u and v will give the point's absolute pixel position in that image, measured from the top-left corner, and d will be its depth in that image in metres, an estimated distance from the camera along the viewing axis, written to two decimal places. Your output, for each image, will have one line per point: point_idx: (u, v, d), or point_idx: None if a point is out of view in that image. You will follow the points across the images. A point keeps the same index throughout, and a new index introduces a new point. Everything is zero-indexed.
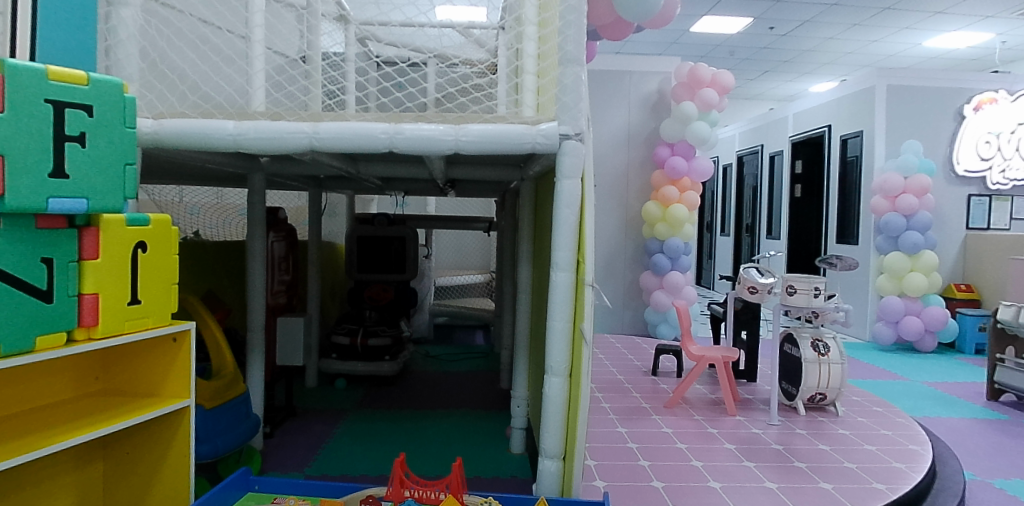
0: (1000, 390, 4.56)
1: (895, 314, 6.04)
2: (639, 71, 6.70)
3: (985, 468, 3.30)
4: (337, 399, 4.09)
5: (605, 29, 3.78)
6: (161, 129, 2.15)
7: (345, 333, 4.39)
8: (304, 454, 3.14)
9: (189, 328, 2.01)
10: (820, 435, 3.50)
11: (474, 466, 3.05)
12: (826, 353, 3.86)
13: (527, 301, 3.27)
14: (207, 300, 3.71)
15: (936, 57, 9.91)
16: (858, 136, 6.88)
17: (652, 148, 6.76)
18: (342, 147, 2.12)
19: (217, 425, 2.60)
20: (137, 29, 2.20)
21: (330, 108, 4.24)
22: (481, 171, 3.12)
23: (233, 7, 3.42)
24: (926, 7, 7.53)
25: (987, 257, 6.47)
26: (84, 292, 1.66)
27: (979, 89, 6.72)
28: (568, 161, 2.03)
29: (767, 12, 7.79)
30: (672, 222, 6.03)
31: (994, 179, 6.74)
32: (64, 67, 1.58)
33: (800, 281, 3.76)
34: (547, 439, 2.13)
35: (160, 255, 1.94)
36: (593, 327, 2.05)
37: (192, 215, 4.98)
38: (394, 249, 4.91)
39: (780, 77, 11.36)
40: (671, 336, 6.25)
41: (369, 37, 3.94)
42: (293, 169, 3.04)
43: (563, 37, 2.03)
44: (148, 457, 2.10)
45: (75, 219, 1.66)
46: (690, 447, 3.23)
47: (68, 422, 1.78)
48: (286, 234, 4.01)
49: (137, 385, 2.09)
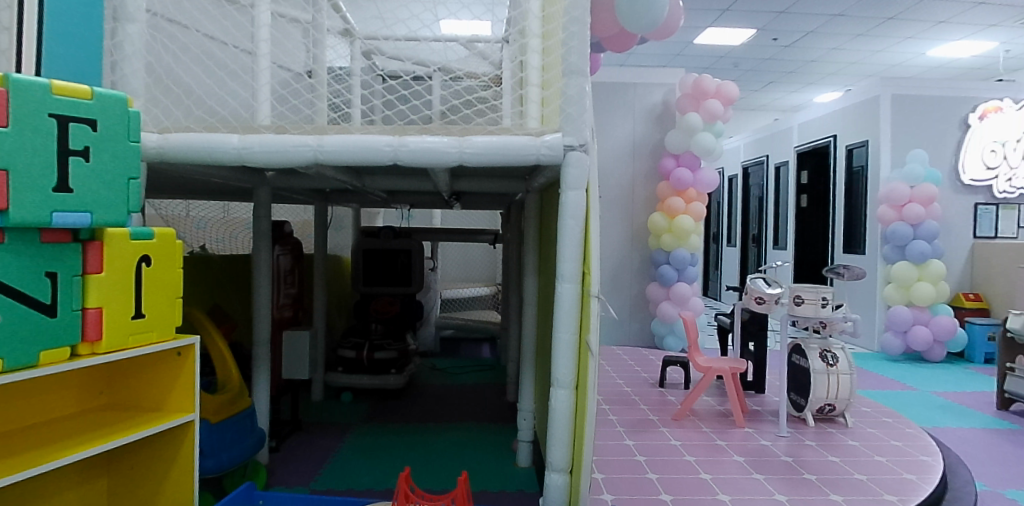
0: (1011, 399, 4.48)
1: (903, 324, 5.98)
2: (643, 82, 6.71)
3: (998, 478, 3.23)
4: (343, 413, 4.06)
5: (609, 41, 3.80)
6: (166, 144, 2.15)
7: (351, 347, 4.36)
8: (307, 468, 3.11)
9: (194, 342, 2.00)
10: (830, 446, 3.45)
11: (479, 479, 3.02)
12: (834, 364, 3.81)
13: (533, 312, 3.25)
14: (213, 314, 3.71)
15: (940, 66, 9.88)
16: (863, 146, 6.86)
17: (657, 160, 6.75)
18: (345, 159, 2.12)
19: (222, 440, 2.58)
20: (143, 44, 2.22)
21: (335, 121, 4.26)
22: (486, 183, 3.12)
23: (237, 23, 3.45)
24: (930, 17, 7.53)
25: (996, 266, 6.40)
26: (89, 306, 1.66)
27: (984, 98, 6.69)
28: (572, 172, 2.03)
29: (770, 23, 7.82)
30: (678, 233, 5.98)
31: (1001, 187, 6.71)
32: (68, 82, 1.60)
33: (807, 291, 3.71)
34: (553, 451, 2.11)
35: (164, 269, 1.93)
36: (599, 339, 2.01)
37: (199, 229, 5.04)
38: (400, 262, 4.91)
39: (784, 88, 11.38)
40: (677, 348, 6.21)
41: (373, 51, 3.98)
42: (298, 183, 3.06)
43: (567, 48, 2.05)
44: (152, 472, 2.08)
45: (79, 233, 1.66)
46: (698, 460, 3.18)
47: (72, 437, 1.77)
48: (292, 247, 4.03)
49: (141, 400, 2.08)
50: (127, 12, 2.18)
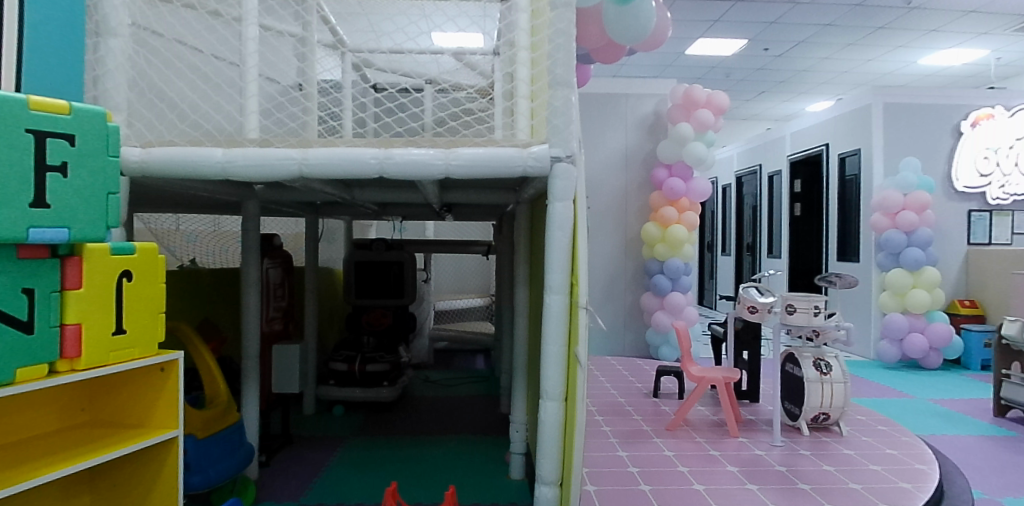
0: (1007, 406, 4.49)
1: (899, 332, 5.98)
2: (635, 93, 6.75)
3: (995, 486, 3.22)
4: (334, 427, 4.03)
5: (597, 52, 3.78)
6: (149, 158, 2.15)
7: (343, 360, 4.33)
8: (297, 483, 3.08)
9: (177, 357, 1.99)
10: (825, 456, 3.43)
11: (469, 493, 2.99)
12: (829, 372, 3.80)
13: (525, 323, 3.24)
14: (203, 328, 3.69)
15: (933, 73, 9.95)
16: (856, 154, 6.91)
17: (650, 170, 6.78)
18: (332, 173, 2.13)
19: (210, 455, 2.55)
20: (125, 59, 2.22)
21: (327, 134, 4.28)
22: (477, 194, 3.12)
23: (224, 36, 3.45)
24: (920, 26, 7.61)
25: (991, 273, 6.43)
26: (67, 322, 1.64)
27: (976, 105, 6.73)
28: (559, 184, 2.04)
29: (761, 33, 7.90)
30: (672, 243, 6.00)
31: (994, 194, 6.70)
32: (47, 97, 1.59)
33: (800, 300, 3.72)
34: (543, 464, 2.10)
35: (147, 284, 1.92)
36: (588, 351, 2.01)
37: (189, 243, 5.02)
38: (393, 274, 4.91)
39: (777, 98, 11.47)
40: (672, 358, 6.21)
41: (362, 64, 4.02)
42: (288, 196, 3.05)
43: (553, 60, 2.06)
44: (137, 489, 2.06)
45: (58, 249, 1.65)
46: (692, 470, 3.17)
47: (51, 455, 1.75)
48: (282, 260, 4.00)
49: (123, 416, 2.05)
50: (110, 26, 2.19)
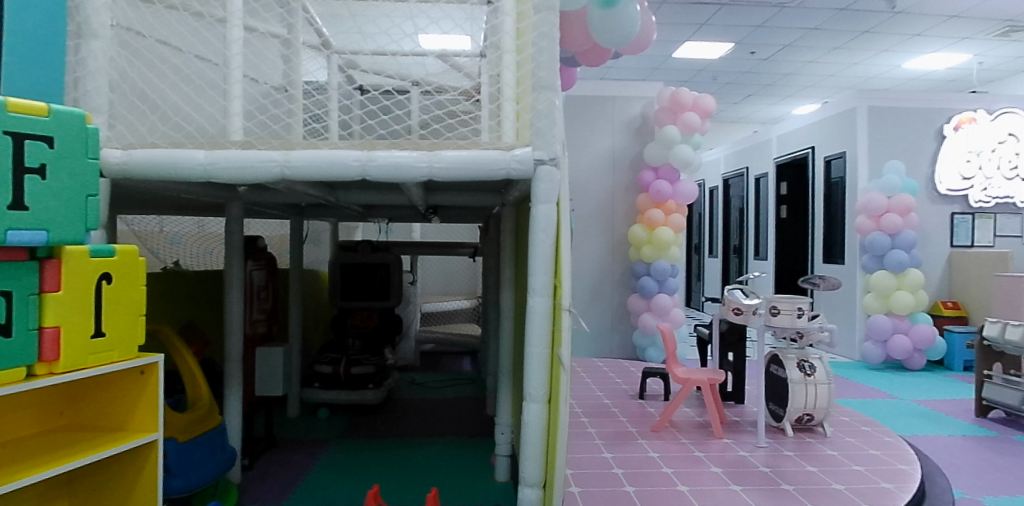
0: (988, 406, 4.57)
1: (883, 333, 6.05)
2: (623, 96, 6.78)
3: (975, 486, 3.28)
4: (318, 429, 4.01)
5: (583, 56, 3.83)
6: (130, 159, 2.14)
7: (328, 362, 4.30)
8: (281, 487, 3.06)
9: (157, 360, 1.98)
10: (808, 456, 3.47)
11: (452, 495, 2.98)
12: (812, 373, 3.85)
13: (509, 325, 3.25)
14: (186, 331, 3.66)
15: (917, 77, 10.08)
16: (841, 157, 7.00)
17: (637, 172, 6.82)
18: (314, 175, 2.13)
19: (191, 459, 2.53)
20: (106, 60, 2.21)
21: (313, 135, 4.26)
22: (462, 197, 3.13)
23: (208, 37, 3.43)
24: (904, 30, 7.71)
25: (973, 275, 6.53)
26: (45, 325, 1.63)
27: (959, 109, 6.84)
28: (542, 187, 2.05)
29: (747, 37, 7.97)
30: (659, 245, 6.04)
31: (977, 197, 6.86)
32: (26, 99, 1.58)
33: (784, 302, 3.75)
34: (526, 466, 2.10)
35: (126, 286, 1.90)
36: (570, 353, 2.03)
37: (173, 244, 5.00)
38: (379, 276, 4.90)
39: (765, 101, 11.57)
40: (659, 359, 6.25)
41: (349, 65, 4.01)
42: (271, 198, 3.04)
43: (537, 63, 2.07)
44: (116, 493, 2.04)
45: (37, 251, 1.64)
46: (676, 471, 3.19)
47: (28, 458, 1.73)
48: (266, 262, 3.97)
49: (103, 419, 2.04)
50: (91, 28, 2.18)
